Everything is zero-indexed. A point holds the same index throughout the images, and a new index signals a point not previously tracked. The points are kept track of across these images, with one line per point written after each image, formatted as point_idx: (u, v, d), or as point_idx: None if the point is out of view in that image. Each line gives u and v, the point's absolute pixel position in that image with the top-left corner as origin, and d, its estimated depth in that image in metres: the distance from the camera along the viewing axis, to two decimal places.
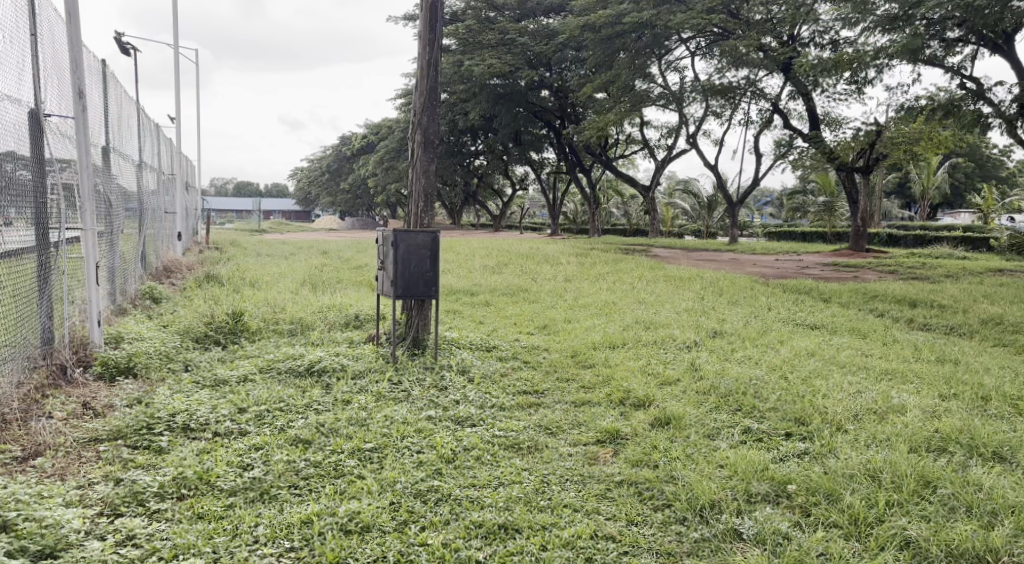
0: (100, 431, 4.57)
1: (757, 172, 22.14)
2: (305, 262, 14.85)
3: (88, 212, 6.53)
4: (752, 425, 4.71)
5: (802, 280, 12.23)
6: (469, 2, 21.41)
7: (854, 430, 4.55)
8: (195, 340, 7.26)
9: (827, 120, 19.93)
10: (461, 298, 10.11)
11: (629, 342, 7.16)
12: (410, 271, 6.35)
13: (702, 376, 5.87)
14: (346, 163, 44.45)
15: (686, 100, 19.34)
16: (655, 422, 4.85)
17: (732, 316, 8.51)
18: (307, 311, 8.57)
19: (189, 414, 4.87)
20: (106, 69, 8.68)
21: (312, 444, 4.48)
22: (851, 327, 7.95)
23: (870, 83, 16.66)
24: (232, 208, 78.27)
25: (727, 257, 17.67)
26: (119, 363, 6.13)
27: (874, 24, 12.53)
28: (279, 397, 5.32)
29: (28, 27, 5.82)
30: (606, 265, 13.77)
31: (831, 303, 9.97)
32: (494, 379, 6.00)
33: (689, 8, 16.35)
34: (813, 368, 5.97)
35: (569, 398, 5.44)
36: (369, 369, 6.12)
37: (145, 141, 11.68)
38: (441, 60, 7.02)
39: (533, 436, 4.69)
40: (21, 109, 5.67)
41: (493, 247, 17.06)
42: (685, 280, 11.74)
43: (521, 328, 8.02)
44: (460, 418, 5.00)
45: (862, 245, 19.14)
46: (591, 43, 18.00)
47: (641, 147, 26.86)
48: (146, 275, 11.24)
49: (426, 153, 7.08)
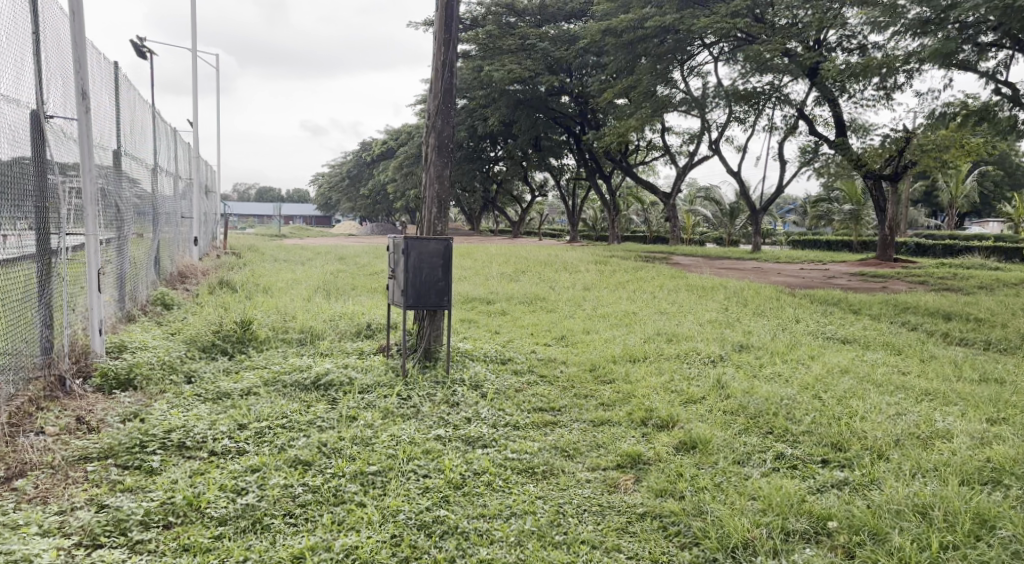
0: (90, 449, 4.32)
1: (782, 180, 21.70)
2: (321, 268, 14.63)
3: (90, 217, 6.29)
4: (786, 450, 4.39)
5: (830, 291, 11.81)
6: (489, 7, 21.19)
7: (897, 459, 4.21)
8: (201, 349, 7.01)
9: (854, 127, 19.48)
10: (477, 306, 9.84)
11: (651, 356, 6.83)
12: (421, 280, 6.07)
13: (729, 394, 5.52)
14: (366, 168, 44.40)
15: (708, 106, 18.95)
16: (680, 445, 4.52)
17: (759, 329, 8.13)
18: (317, 319, 8.32)
19: (186, 431, 4.61)
20: (118, 70, 8.49)
21: (312, 466, 4.20)
22: (885, 342, 7.57)
23: (899, 88, 16.23)
24: (254, 214, 78.77)
25: (750, 266, 17.26)
26: (118, 375, 5.89)
27: (905, 28, 12.11)
28: (281, 412, 5.04)
29: (29, 24, 5.60)
30: (626, 273, 13.42)
31: (861, 315, 9.58)
32: (508, 395, 5.69)
33: (713, 12, 15.97)
34: (848, 387, 5.61)
35: (587, 417, 5.12)
36: (378, 384, 5.82)
37: (160, 145, 11.49)
38: (458, 61, 6.75)
39: (549, 460, 4.38)
40: (21, 110, 5.45)
41: (511, 254, 16.78)
42: (708, 290, 11.37)
43: (537, 339, 7.71)
44: (470, 437, 4.71)
45: (889, 255, 18.65)
46: (612, 48, 17.66)
47: (662, 153, 26.48)
48: (159, 281, 11.06)
49: (441, 157, 6.79)
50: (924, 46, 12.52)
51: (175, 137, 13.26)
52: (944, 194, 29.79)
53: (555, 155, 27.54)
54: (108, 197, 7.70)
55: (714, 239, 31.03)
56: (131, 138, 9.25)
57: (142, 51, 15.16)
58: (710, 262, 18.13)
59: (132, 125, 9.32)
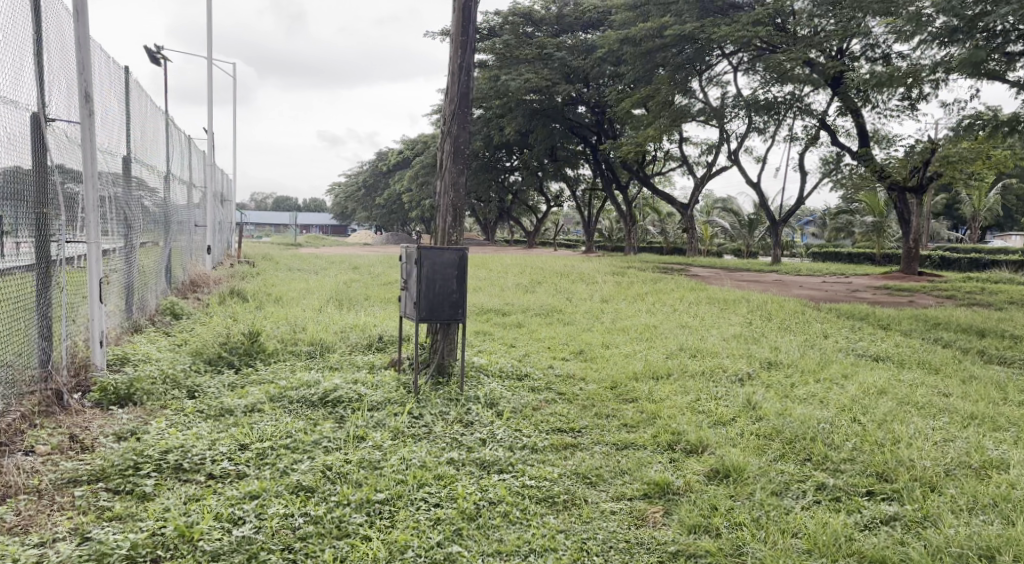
0: (80, 471, 4.05)
1: (803, 191, 21.27)
2: (335, 277, 14.39)
3: (92, 225, 6.05)
4: (827, 481, 4.09)
5: (857, 305, 11.41)
6: (506, 17, 20.94)
7: (952, 494, 3.89)
8: (207, 362, 6.75)
9: (877, 137, 19.08)
10: (492, 318, 9.54)
11: (676, 373, 6.49)
12: (434, 292, 5.77)
13: (761, 417, 5.19)
14: (382, 178, 44.32)
15: (728, 116, 18.57)
16: (711, 473, 4.22)
17: (786, 345, 7.77)
18: (328, 331, 8.04)
19: (183, 451, 4.32)
20: (128, 75, 8.26)
21: (315, 492, 3.90)
22: (920, 361, 7.18)
23: (925, 98, 15.83)
24: (270, 223, 79.09)
25: (770, 278, 16.85)
26: (117, 390, 5.61)
27: (932, 37, 11.71)
28: (286, 431, 4.75)
29: (29, 23, 5.36)
30: (645, 285, 13.06)
31: (891, 331, 9.19)
32: (525, 414, 5.38)
33: (734, 21, 15.60)
34: (888, 410, 5.26)
35: (609, 439, 4.81)
36: (388, 401, 5.51)
37: (174, 154, 11.29)
38: (474, 64, 6.49)
39: (570, 488, 4.08)
40: (19, 112, 5.20)
41: (528, 264, 16.49)
42: (731, 303, 11.02)
43: (555, 354, 7.40)
44: (485, 462, 4.40)
45: (913, 268, 18.17)
46: (630, 57, 17.35)
47: (679, 163, 26.14)
48: (170, 290, 10.83)
49: (456, 163, 6.52)
50: (951, 55, 12.12)
51: (190, 146, 13.08)
52: (966, 207, 29.20)
53: (571, 166, 27.30)
54: (115, 205, 7.46)
55: (732, 251, 30.54)
56: (143, 145, 9.03)
57: (156, 58, 15.03)
58: (730, 274, 17.77)
59: (144, 133, 9.12)
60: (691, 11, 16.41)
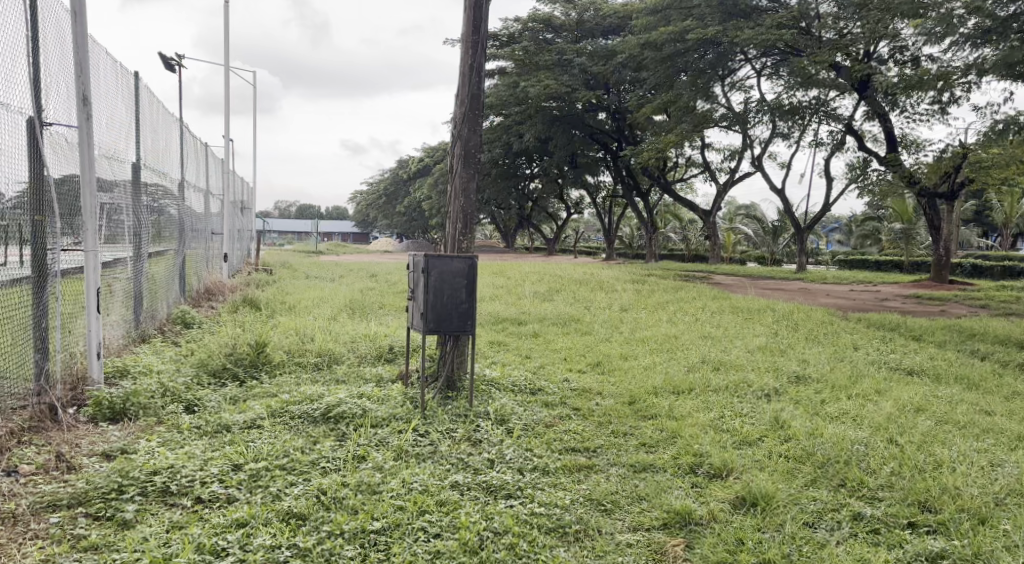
0: (60, 494, 3.83)
1: (829, 198, 20.75)
2: (351, 285, 14.17)
3: (90, 232, 5.77)
4: (864, 510, 3.78)
5: (887, 315, 10.96)
6: (526, 23, 20.72)
7: (1006, 528, 3.57)
8: (211, 374, 6.50)
9: (905, 142, 18.57)
10: (507, 328, 9.24)
11: (698, 388, 6.14)
12: (443, 303, 5.49)
13: (791, 437, 4.83)
14: (403, 187, 44.25)
15: (751, 121, 18.11)
16: (737, 502, 3.91)
17: (816, 357, 7.41)
18: (338, 341, 7.79)
19: (172, 472, 4.07)
20: (139, 80, 8.03)
21: (308, 520, 3.69)
22: (958, 375, 6.78)
23: (956, 101, 15.34)
24: (292, 231, 79.36)
25: (797, 286, 16.43)
26: (113, 404, 5.36)
27: (963, 39, 11.26)
28: (283, 449, 4.47)
29: (24, 25, 5.12)
30: (666, 293, 12.71)
31: (925, 343, 8.78)
32: (537, 432, 5.07)
33: (758, 24, 15.21)
34: (926, 430, 4.89)
35: (626, 460, 4.49)
36: (394, 417, 5.22)
37: (189, 162, 11.07)
38: (487, 64, 6.21)
39: (583, 516, 3.81)
40: (10, 114, 4.94)
41: (546, 272, 16.17)
42: (755, 313, 10.63)
43: (570, 366, 7.09)
44: (492, 486, 4.09)
45: (944, 276, 17.60)
46: (651, 61, 17.01)
47: (701, 169, 25.70)
48: (182, 299, 10.62)
49: (466, 168, 6.25)
50: (985, 57, 11.65)
51: (207, 154, 12.89)
52: (997, 213, 28.45)
53: (591, 172, 26.95)
54: (121, 211, 7.24)
55: (755, 258, 29.99)
56: (155, 152, 8.81)
57: (171, 64, 14.88)
58: (755, 282, 17.34)
59: (157, 139, 8.89)
60: (714, 15, 16.04)
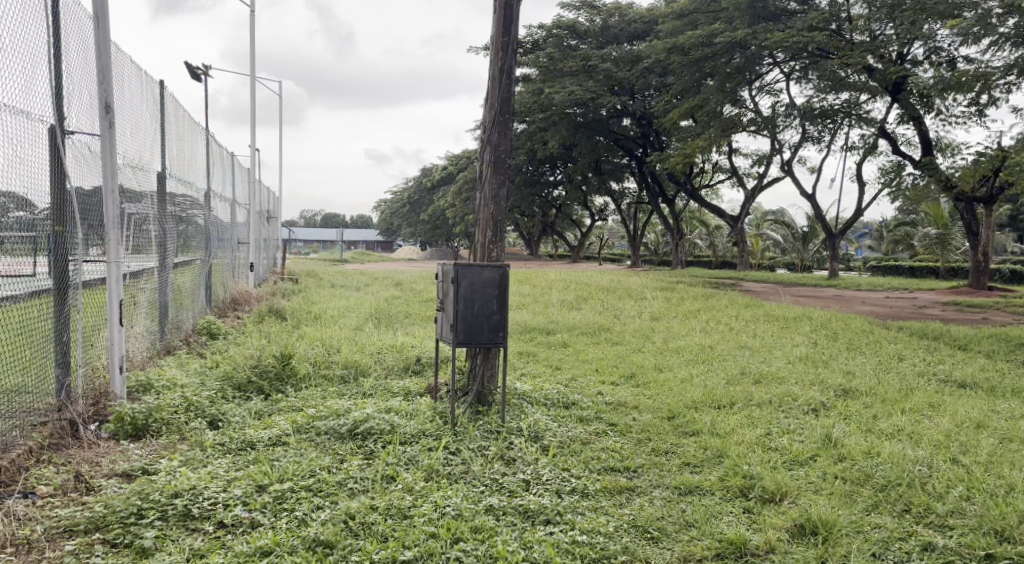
0: (78, 518, 3.67)
1: (861, 203, 20.31)
2: (376, 293, 13.99)
3: (112, 242, 5.59)
4: (935, 540, 3.51)
5: (931, 324, 10.54)
6: (550, 30, 20.48)
7: None
8: (236, 387, 6.32)
9: (940, 146, 18.10)
10: (536, 338, 8.97)
11: (739, 403, 5.84)
12: (473, 314, 5.26)
13: (845, 456, 4.55)
14: (427, 196, 44.23)
15: (780, 125, 17.73)
16: (792, 530, 3.66)
17: (860, 369, 7.07)
18: (363, 352, 7.59)
19: (194, 494, 3.88)
20: (163, 88, 7.89)
21: (335, 549, 3.48)
22: (1013, 389, 6.41)
23: (995, 103, 14.88)
24: (317, 239, 79.82)
25: (830, 293, 16.03)
26: (135, 421, 5.17)
27: (1003, 40, 10.85)
28: (309, 470, 4.26)
29: (46, 31, 4.95)
30: (697, 301, 12.37)
31: (973, 352, 8.40)
32: (574, 450, 4.82)
33: (788, 27, 14.85)
34: (990, 449, 4.57)
35: (669, 481, 4.23)
36: (423, 433, 5.00)
37: (215, 172, 10.96)
38: (517, 67, 5.98)
39: (628, 545, 3.57)
40: (33, 122, 4.77)
41: (574, 280, 15.91)
42: (791, 321, 10.27)
43: (603, 378, 6.83)
44: (529, 511, 3.85)
45: (982, 282, 17.07)
46: (678, 66, 16.69)
47: (728, 174, 25.32)
48: (208, 309, 10.52)
49: (496, 174, 6.01)
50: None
51: (233, 163, 12.81)
52: None
53: (616, 179, 26.61)
54: (146, 220, 7.11)
55: (784, 264, 29.50)
56: (181, 162, 8.68)
57: (197, 73, 14.84)
58: (787, 289, 16.98)
59: (182, 149, 8.75)
60: (742, 17, 15.60)
